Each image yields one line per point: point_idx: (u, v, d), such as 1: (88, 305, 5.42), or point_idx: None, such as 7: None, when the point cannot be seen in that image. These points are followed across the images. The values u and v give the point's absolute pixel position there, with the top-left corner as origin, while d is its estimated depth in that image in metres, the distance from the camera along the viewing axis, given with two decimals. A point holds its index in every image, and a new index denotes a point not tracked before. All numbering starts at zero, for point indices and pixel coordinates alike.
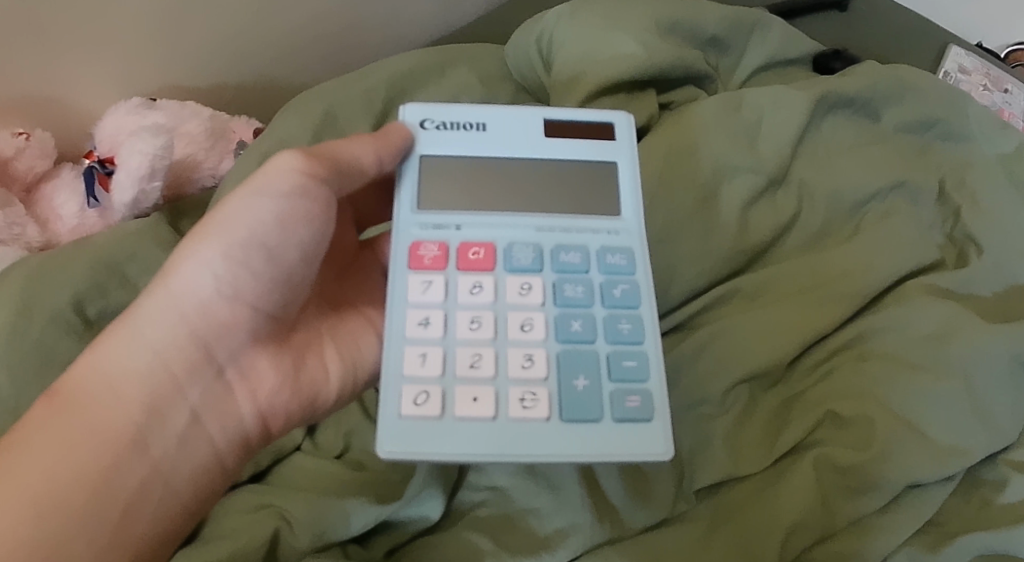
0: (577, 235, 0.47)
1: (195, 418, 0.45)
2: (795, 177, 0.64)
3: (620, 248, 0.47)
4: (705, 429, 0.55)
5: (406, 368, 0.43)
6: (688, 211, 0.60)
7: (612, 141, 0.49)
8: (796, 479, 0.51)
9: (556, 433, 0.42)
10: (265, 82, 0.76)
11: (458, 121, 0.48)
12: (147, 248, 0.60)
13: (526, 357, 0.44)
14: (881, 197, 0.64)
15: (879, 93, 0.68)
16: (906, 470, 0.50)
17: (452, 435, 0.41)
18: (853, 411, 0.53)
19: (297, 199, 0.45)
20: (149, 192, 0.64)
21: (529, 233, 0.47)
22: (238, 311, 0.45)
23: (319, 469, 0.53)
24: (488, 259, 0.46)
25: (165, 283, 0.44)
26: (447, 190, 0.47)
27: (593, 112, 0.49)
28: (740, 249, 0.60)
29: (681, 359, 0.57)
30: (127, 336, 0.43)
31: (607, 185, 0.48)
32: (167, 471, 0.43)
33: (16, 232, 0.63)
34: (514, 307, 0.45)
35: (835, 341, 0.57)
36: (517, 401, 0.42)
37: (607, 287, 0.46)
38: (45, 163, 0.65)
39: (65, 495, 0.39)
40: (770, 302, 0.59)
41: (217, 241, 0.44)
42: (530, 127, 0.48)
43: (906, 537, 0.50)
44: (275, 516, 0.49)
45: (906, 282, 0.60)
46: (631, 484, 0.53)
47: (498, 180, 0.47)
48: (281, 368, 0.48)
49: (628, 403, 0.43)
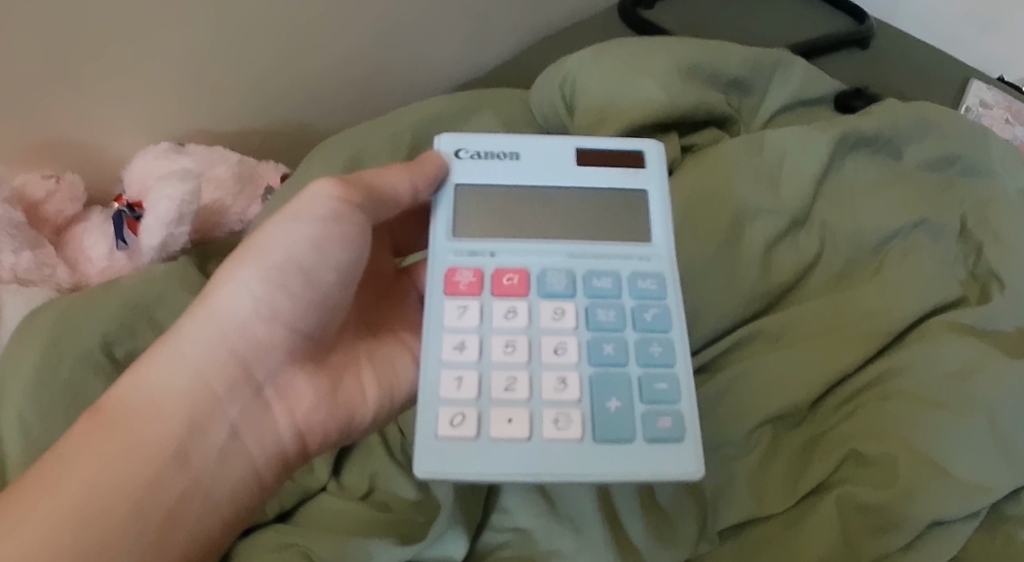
0: (608, 260, 0.47)
1: (235, 433, 0.46)
2: (817, 217, 0.65)
3: (650, 273, 0.47)
4: (728, 469, 0.55)
5: (442, 391, 0.43)
6: (711, 252, 0.60)
7: (643, 169, 0.50)
8: (818, 522, 0.51)
9: (588, 454, 0.42)
10: (293, 127, 0.78)
11: (492, 150, 0.49)
12: (175, 291, 0.62)
13: (560, 380, 0.44)
14: (903, 234, 0.64)
15: (900, 131, 0.68)
16: (931, 507, 0.49)
17: (488, 456, 0.42)
18: (875, 450, 0.53)
19: (333, 223, 0.46)
20: (176, 235, 0.65)
21: (562, 259, 0.47)
22: (277, 331, 0.47)
23: (343, 510, 0.54)
24: (521, 285, 0.46)
25: (207, 303, 0.46)
26: (480, 219, 0.48)
27: (625, 140, 0.50)
28: (763, 289, 0.61)
29: (706, 399, 0.57)
30: (170, 353, 0.45)
31: (637, 211, 0.49)
32: (207, 485, 0.44)
33: (47, 273, 0.64)
34: (548, 331, 0.46)
35: (856, 383, 0.57)
36: (551, 423, 0.43)
37: (639, 311, 0.46)
38: (75, 206, 0.67)
39: (108, 505, 0.40)
40: (794, 344, 0.58)
41: (254, 263, 0.46)
42: (561, 156, 0.49)
43: None
44: (300, 555, 0.49)
45: (926, 321, 0.59)
46: (653, 525, 0.52)
47: (530, 210, 0.49)
48: (318, 388, 0.49)
49: (660, 423, 0.43)
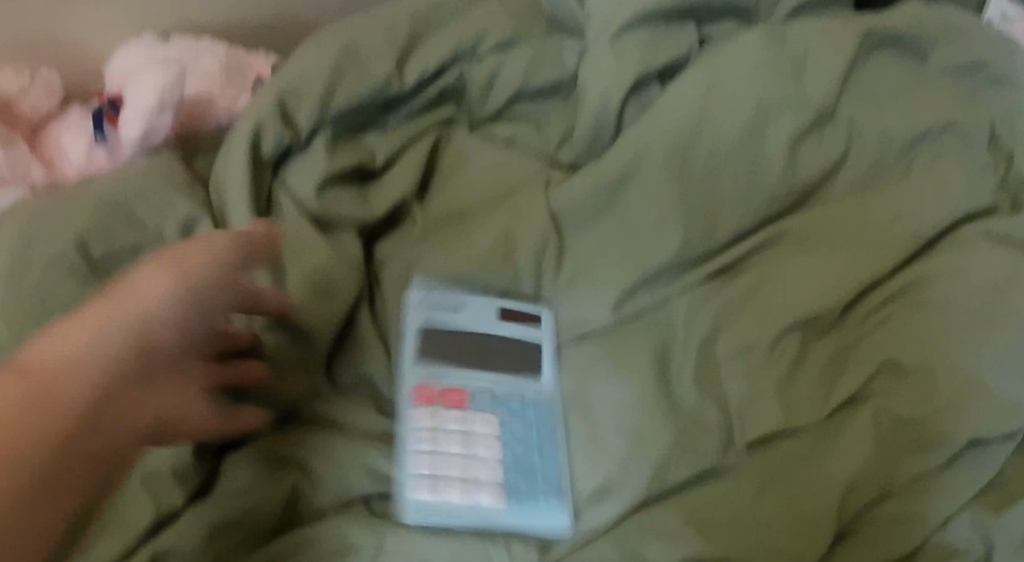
0: (519, 388, 0.50)
1: (157, 414, 0.34)
2: (843, 113, 0.59)
3: (546, 402, 0.50)
4: (751, 379, 0.50)
5: (413, 467, 0.45)
6: (733, 149, 0.56)
7: (537, 327, 0.52)
8: (853, 436, 0.47)
9: (511, 519, 0.44)
10: (277, 18, 0.71)
11: (444, 301, 0.52)
12: (157, 186, 0.55)
13: (489, 468, 0.46)
14: (931, 138, 0.58)
15: (925, 31, 0.61)
16: (968, 427, 0.47)
17: (450, 512, 0.44)
18: (911, 359, 0.50)
19: (264, 239, 0.41)
20: (158, 126, 0.59)
21: (488, 386, 0.50)
22: (234, 274, 0.38)
23: (336, 412, 0.48)
24: (461, 401, 0.49)
25: (147, 269, 0.35)
26: (438, 348, 0.51)
27: (525, 303, 0.53)
28: (787, 188, 0.56)
29: (727, 303, 0.52)
30: (119, 299, 0.33)
31: (531, 361, 0.52)
32: (116, 457, 0.31)
33: (20, 172, 0.59)
34: (481, 437, 0.48)
35: (889, 289, 0.53)
36: (485, 489, 0.45)
37: (545, 429, 0.49)
38: (52, 102, 0.63)
39: (75, 458, 0.28)
40: (820, 248, 0.55)
41: (201, 243, 0.38)
42: (483, 312, 0.52)
43: (964, 503, 0.47)
44: (295, 467, 0.45)
45: (953, 231, 0.56)
46: (681, 432, 0.47)
47: (471, 349, 0.52)
48: (220, 404, 0.42)
49: (553, 501, 0.45)
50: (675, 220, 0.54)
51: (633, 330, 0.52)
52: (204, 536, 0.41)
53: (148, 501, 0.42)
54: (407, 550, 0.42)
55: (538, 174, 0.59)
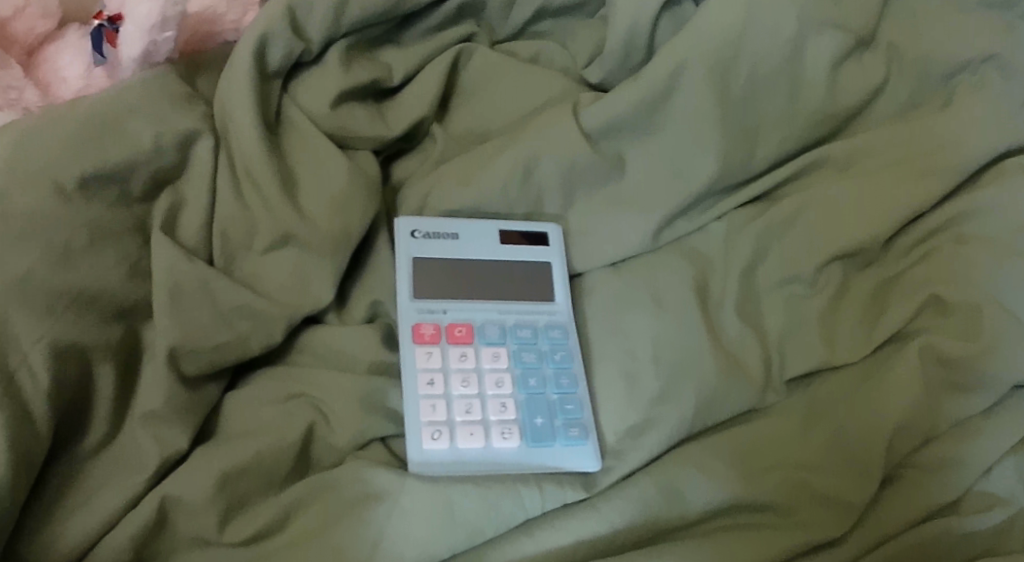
0: (527, 313, 0.48)
1: None
2: (883, 38, 0.54)
3: (558, 324, 0.48)
4: (798, 309, 0.49)
5: (420, 414, 0.44)
6: (772, 68, 0.51)
7: (545, 247, 0.50)
8: (901, 370, 0.46)
9: (527, 456, 0.44)
10: None
11: (437, 230, 0.49)
12: (156, 102, 0.46)
13: (501, 404, 0.45)
14: (969, 71, 0.53)
15: None
16: (1016, 368, 0.46)
17: (462, 460, 0.43)
18: (957, 296, 0.47)
19: None
20: (160, 43, 0.53)
21: (495, 313, 0.48)
22: None
23: (346, 342, 0.46)
24: (467, 334, 0.47)
25: None
26: (435, 279, 0.48)
27: (528, 224, 0.51)
28: (829, 116, 0.52)
29: (771, 228, 0.50)
30: None
31: (538, 282, 0.50)
32: None
33: (12, 96, 0.52)
34: (489, 371, 0.46)
35: (933, 221, 0.50)
36: (497, 430, 0.44)
37: (555, 354, 0.47)
38: (49, 23, 0.56)
39: None
40: (866, 171, 0.52)
41: None
42: (482, 237, 0.50)
43: (1009, 448, 0.45)
44: (310, 409, 0.44)
45: (995, 164, 0.52)
46: (725, 363, 0.46)
47: (470, 278, 0.49)
48: None
49: (571, 432, 0.44)
50: (714, 143, 0.50)
51: (673, 255, 0.50)
52: (216, 486, 0.40)
53: (158, 444, 0.41)
54: (441, 487, 0.41)
55: (566, 94, 0.56)
